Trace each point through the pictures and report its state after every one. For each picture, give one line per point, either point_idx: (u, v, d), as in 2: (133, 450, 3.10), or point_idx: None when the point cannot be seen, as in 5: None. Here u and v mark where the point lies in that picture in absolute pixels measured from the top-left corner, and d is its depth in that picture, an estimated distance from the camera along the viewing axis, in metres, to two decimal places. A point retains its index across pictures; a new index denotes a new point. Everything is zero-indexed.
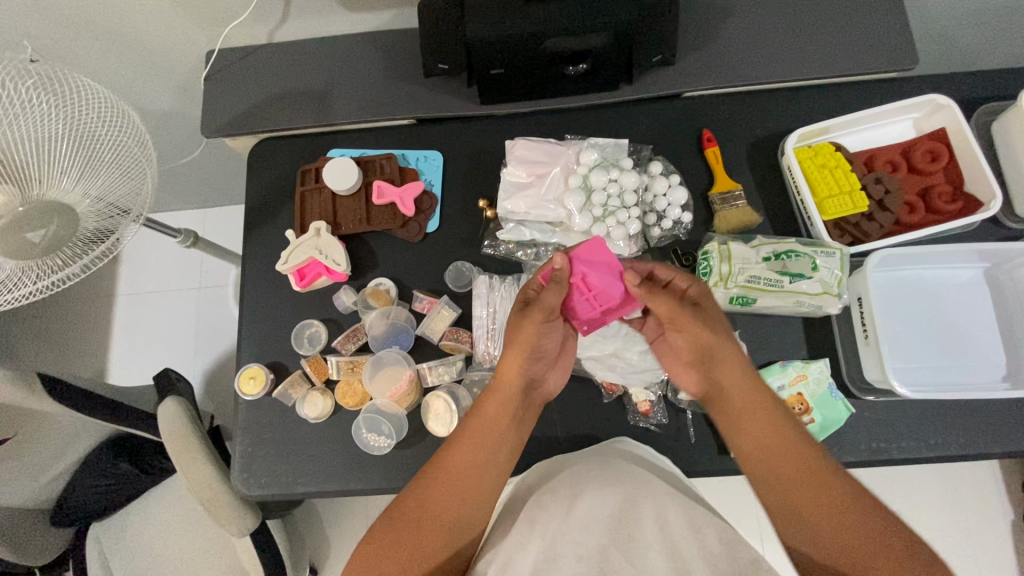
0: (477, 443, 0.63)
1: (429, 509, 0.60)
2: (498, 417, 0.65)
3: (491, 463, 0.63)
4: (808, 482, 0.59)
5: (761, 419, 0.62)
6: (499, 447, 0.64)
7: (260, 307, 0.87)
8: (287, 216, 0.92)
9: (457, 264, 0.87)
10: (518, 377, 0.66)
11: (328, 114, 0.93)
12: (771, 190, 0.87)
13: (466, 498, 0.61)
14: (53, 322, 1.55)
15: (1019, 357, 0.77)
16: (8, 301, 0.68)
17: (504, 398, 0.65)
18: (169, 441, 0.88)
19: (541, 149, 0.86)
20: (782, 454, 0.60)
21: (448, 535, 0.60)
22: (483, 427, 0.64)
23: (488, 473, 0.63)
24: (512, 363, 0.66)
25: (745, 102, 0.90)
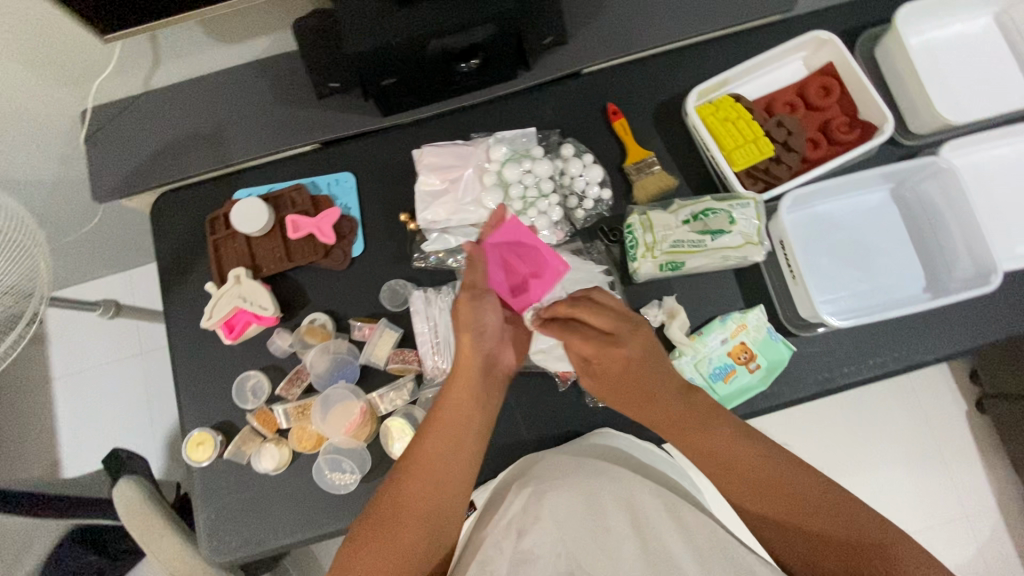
0: (443, 429, 0.65)
1: (404, 499, 0.62)
2: (459, 402, 0.66)
3: (459, 447, 0.65)
4: (770, 494, 0.60)
5: (699, 439, 0.64)
6: (471, 431, 0.66)
7: (193, 369, 0.84)
8: (202, 266, 0.87)
9: (391, 284, 0.84)
10: (473, 359, 0.67)
11: (228, 156, 0.89)
12: (682, 149, 0.88)
13: (440, 485, 0.63)
14: None
15: (933, 266, 0.82)
16: None
17: (465, 384, 0.67)
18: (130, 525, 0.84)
19: (449, 152, 0.81)
20: (738, 461, 0.62)
21: (427, 522, 0.61)
22: (452, 413, 0.66)
23: (456, 455, 0.65)
24: (465, 348, 0.68)
25: (642, 69, 0.91)
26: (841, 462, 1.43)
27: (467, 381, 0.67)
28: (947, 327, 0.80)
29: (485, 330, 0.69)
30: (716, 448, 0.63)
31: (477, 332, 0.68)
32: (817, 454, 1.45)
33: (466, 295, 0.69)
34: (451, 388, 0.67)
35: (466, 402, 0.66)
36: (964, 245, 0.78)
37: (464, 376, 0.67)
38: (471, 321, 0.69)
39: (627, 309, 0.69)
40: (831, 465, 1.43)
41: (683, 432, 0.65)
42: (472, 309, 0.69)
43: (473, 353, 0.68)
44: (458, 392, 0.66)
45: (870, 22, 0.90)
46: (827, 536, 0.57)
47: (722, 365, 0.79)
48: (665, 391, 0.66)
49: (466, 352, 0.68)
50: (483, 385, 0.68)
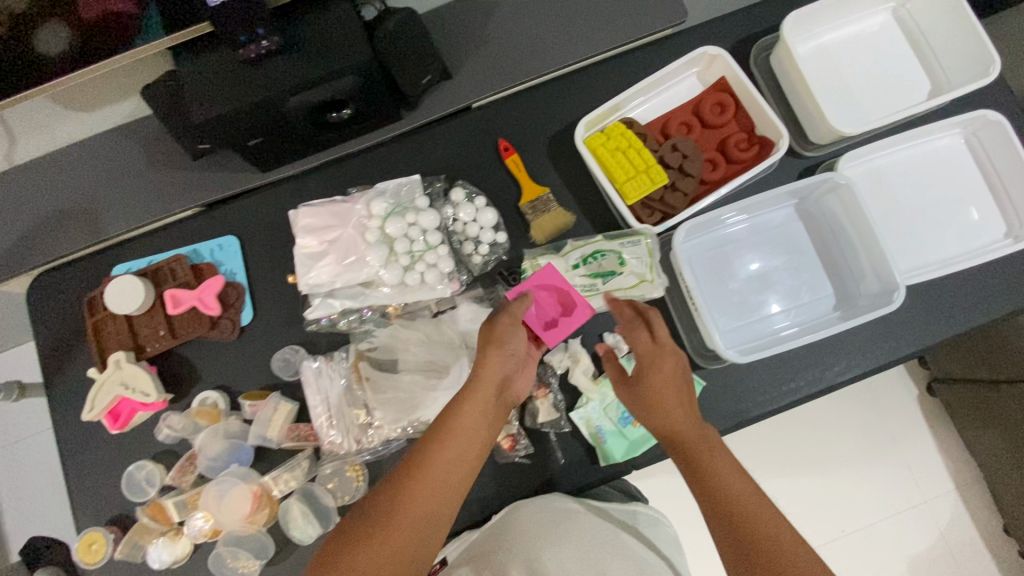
0: (458, 440, 0.58)
1: (402, 505, 0.54)
2: (481, 416, 0.60)
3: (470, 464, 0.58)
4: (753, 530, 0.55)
5: (699, 453, 0.60)
6: (479, 452, 0.59)
7: (83, 462, 0.79)
8: (85, 350, 0.82)
9: (283, 352, 0.80)
10: (495, 374, 0.61)
11: (102, 229, 0.84)
12: (578, 181, 0.84)
13: (444, 502, 0.55)
14: None
15: (841, 282, 0.79)
16: None
17: (485, 399, 0.60)
18: None
19: (325, 211, 0.76)
20: (726, 484, 0.58)
21: (416, 537, 0.53)
22: (464, 428, 0.58)
23: (465, 473, 0.57)
24: (491, 361, 0.62)
25: (533, 99, 0.87)
26: (798, 460, 1.42)
27: (484, 393, 0.60)
28: (862, 344, 0.77)
29: (512, 352, 0.64)
30: (710, 467, 0.59)
31: (503, 351, 0.63)
32: (772, 455, 1.43)
33: (506, 317, 0.66)
34: (467, 400, 0.60)
35: (481, 419, 0.59)
36: (870, 264, 0.76)
37: (482, 391, 0.60)
38: (501, 340, 0.64)
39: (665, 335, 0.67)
40: (787, 464, 1.41)
41: (685, 449, 0.61)
42: (509, 329, 0.65)
43: (496, 369, 0.62)
44: (470, 409, 0.59)
45: (765, 30, 0.86)
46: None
47: None
48: (683, 407, 0.63)
49: (486, 366, 0.62)
50: (496, 404, 0.62)
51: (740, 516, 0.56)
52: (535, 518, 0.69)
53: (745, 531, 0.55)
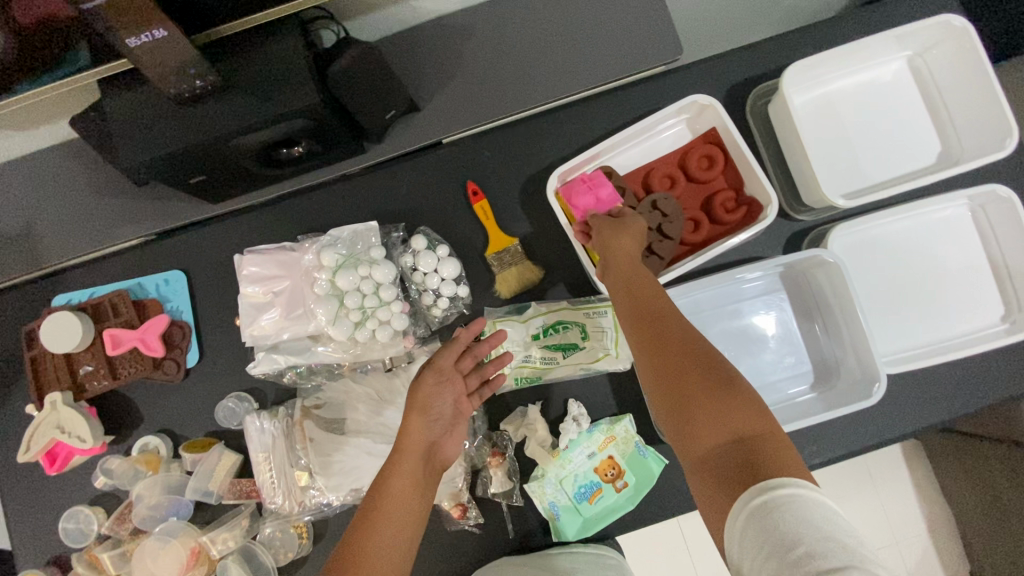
0: (392, 516, 0.54)
1: None
2: (409, 487, 0.56)
3: (406, 540, 0.54)
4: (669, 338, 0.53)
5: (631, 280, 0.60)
6: (417, 523, 0.55)
7: (21, 500, 0.76)
8: (23, 385, 0.78)
9: (226, 401, 0.76)
10: (418, 439, 0.58)
11: (41, 256, 0.79)
12: (550, 232, 0.78)
13: None
14: None
15: (822, 361, 0.75)
16: None
17: (411, 468, 0.57)
18: None
19: (273, 259, 0.71)
20: (651, 301, 0.57)
21: None
22: (398, 501, 0.55)
23: (404, 549, 0.53)
24: (410, 427, 0.59)
25: (507, 137, 0.80)
26: None
27: (410, 461, 0.57)
28: (838, 430, 0.72)
29: (438, 414, 0.61)
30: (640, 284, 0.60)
31: (427, 411, 0.60)
32: None
33: (431, 376, 0.62)
34: (398, 468, 0.57)
35: (411, 489, 0.56)
36: (853, 348, 0.71)
37: (404, 460, 0.57)
38: (427, 403, 0.61)
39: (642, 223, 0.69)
40: None
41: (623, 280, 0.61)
42: (431, 389, 0.61)
43: (419, 433, 0.59)
44: (401, 478, 0.56)
45: (766, 74, 0.79)
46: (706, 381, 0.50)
47: (587, 483, 0.72)
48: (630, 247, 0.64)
49: (410, 433, 0.58)
50: (426, 471, 0.58)
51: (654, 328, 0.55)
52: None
53: (658, 336, 0.54)
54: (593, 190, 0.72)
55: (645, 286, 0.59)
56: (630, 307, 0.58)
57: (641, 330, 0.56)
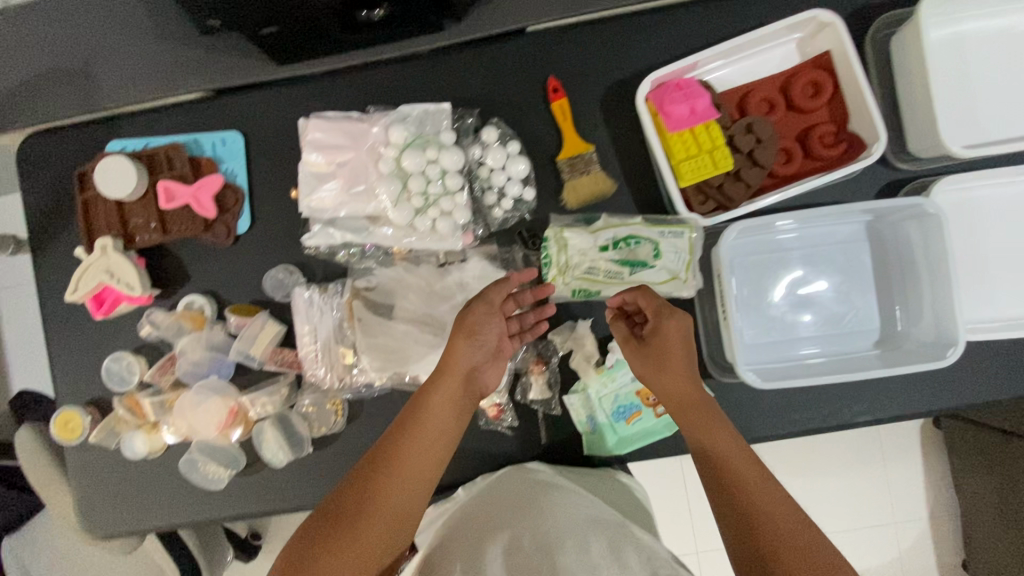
0: (425, 436, 0.58)
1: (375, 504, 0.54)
2: (444, 409, 0.59)
3: (435, 458, 0.58)
4: (740, 483, 0.54)
5: (698, 405, 0.59)
6: (446, 445, 0.59)
7: (66, 339, 0.77)
8: (75, 227, 0.77)
9: (275, 272, 0.75)
10: (461, 366, 0.61)
11: (97, 97, 0.75)
12: (628, 145, 0.73)
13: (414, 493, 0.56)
14: None
15: (891, 320, 0.71)
16: None
17: (450, 391, 0.60)
18: (31, 467, 0.91)
19: (339, 127, 0.67)
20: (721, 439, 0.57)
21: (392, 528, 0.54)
22: (435, 420, 0.58)
23: (430, 465, 0.57)
24: (455, 353, 0.61)
25: (598, 35, 0.74)
26: (785, 469, 1.35)
27: (449, 385, 0.60)
28: (894, 391, 0.70)
29: (482, 344, 0.62)
30: (705, 414, 0.59)
31: (473, 341, 0.61)
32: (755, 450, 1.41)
33: (481, 305, 0.63)
34: (438, 388, 0.60)
35: (447, 412, 0.59)
36: (930, 301, 0.67)
37: (445, 383, 0.60)
38: (474, 329, 0.62)
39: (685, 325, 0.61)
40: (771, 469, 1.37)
41: (690, 405, 0.59)
42: (480, 318, 0.62)
43: (463, 360, 0.61)
44: (441, 400, 0.59)
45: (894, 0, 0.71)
46: (777, 530, 0.50)
47: (627, 405, 0.71)
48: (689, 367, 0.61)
49: (454, 358, 0.60)
50: (463, 398, 0.61)
51: (727, 472, 0.55)
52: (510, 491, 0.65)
53: (731, 483, 0.54)
54: (691, 100, 0.67)
55: (713, 420, 0.58)
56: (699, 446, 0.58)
57: (713, 469, 0.56)
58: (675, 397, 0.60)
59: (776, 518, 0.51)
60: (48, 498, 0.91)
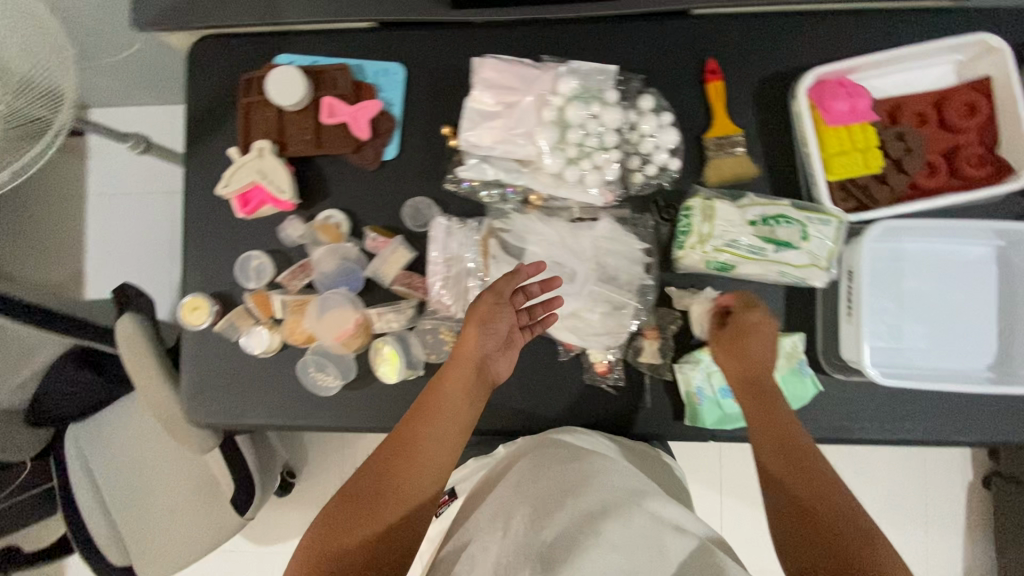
0: (436, 417, 0.64)
1: (388, 479, 0.60)
2: (455, 392, 0.65)
3: (445, 439, 0.63)
4: (800, 475, 0.60)
5: (768, 401, 0.65)
6: (456, 427, 0.64)
7: (204, 232, 0.81)
8: (232, 129, 0.82)
9: (414, 201, 0.79)
10: (472, 353, 0.66)
11: (276, 10, 0.79)
12: (774, 137, 0.76)
13: (422, 471, 0.61)
14: (42, 223, 1.58)
15: (1010, 348, 0.72)
16: None
17: (461, 375, 0.66)
18: (130, 353, 0.95)
19: (512, 71, 0.71)
20: (785, 434, 0.63)
21: (401, 504, 0.59)
22: (450, 401, 0.64)
23: (440, 448, 0.63)
24: (467, 340, 0.67)
25: (760, 28, 0.77)
26: None
27: (460, 370, 0.66)
28: (995, 414, 0.72)
29: (494, 331, 0.68)
30: (775, 413, 0.64)
31: (485, 329, 0.67)
32: None
33: (490, 296, 0.68)
34: (450, 373, 0.66)
35: (458, 398, 0.65)
36: None
37: (457, 366, 0.66)
38: (484, 317, 0.67)
39: (764, 323, 0.68)
40: None
41: (762, 402, 0.66)
42: (489, 308, 0.68)
43: (475, 346, 0.66)
44: (454, 383, 0.65)
45: None
46: (830, 517, 0.56)
47: None
48: (765, 365, 0.67)
49: (466, 344, 0.66)
50: (472, 385, 0.66)
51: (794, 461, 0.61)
52: (547, 452, 0.68)
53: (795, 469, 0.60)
54: (852, 99, 0.71)
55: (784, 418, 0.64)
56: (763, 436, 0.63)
57: (777, 457, 0.61)
58: (746, 389, 0.67)
59: (834, 511, 0.57)
60: (143, 385, 0.95)
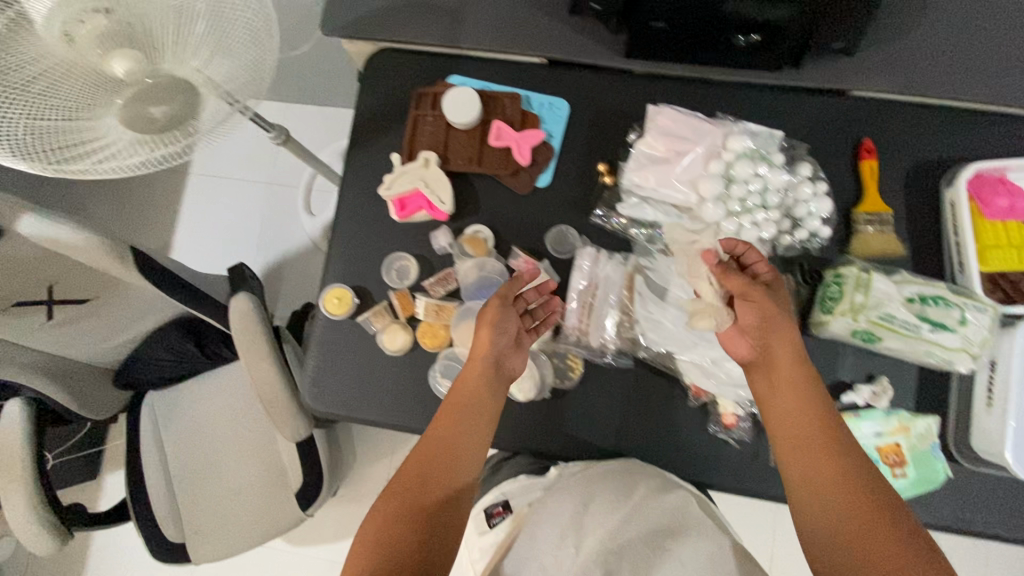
0: (460, 413, 0.67)
1: (424, 478, 0.63)
2: (475, 388, 0.68)
3: (470, 431, 0.67)
4: (830, 464, 0.61)
5: (792, 381, 0.65)
6: (479, 417, 0.68)
7: (354, 228, 0.85)
8: (397, 137, 0.86)
9: (562, 228, 0.82)
10: (485, 352, 0.70)
11: (459, 35, 0.85)
12: (920, 220, 0.78)
13: (452, 464, 0.65)
14: (143, 193, 1.64)
15: None
16: (112, 170, 0.64)
17: (478, 371, 0.70)
18: (241, 332, 0.96)
19: (686, 122, 0.76)
20: (809, 417, 0.64)
21: (441, 499, 0.63)
22: (468, 393, 0.68)
23: (467, 439, 0.66)
24: (481, 341, 0.71)
25: (916, 117, 0.80)
26: None
27: (477, 370, 0.69)
28: None
29: (505, 330, 0.72)
30: (802, 399, 0.64)
31: (499, 330, 0.71)
32: None
33: (498, 300, 0.73)
34: (467, 373, 0.69)
35: (479, 392, 0.68)
36: None
37: (472, 364, 0.69)
38: (495, 320, 0.71)
39: (772, 279, 0.69)
40: None
41: (789, 385, 0.65)
42: (499, 311, 0.72)
43: (489, 346, 0.70)
44: (471, 379, 0.69)
45: None
46: (865, 509, 0.58)
47: None
48: (789, 343, 0.66)
49: (481, 344, 0.70)
50: (491, 380, 0.70)
51: (820, 446, 0.62)
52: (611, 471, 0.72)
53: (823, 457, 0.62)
54: (1013, 197, 0.74)
55: (805, 400, 0.64)
56: (789, 423, 0.64)
57: (807, 445, 0.63)
58: (768, 368, 0.67)
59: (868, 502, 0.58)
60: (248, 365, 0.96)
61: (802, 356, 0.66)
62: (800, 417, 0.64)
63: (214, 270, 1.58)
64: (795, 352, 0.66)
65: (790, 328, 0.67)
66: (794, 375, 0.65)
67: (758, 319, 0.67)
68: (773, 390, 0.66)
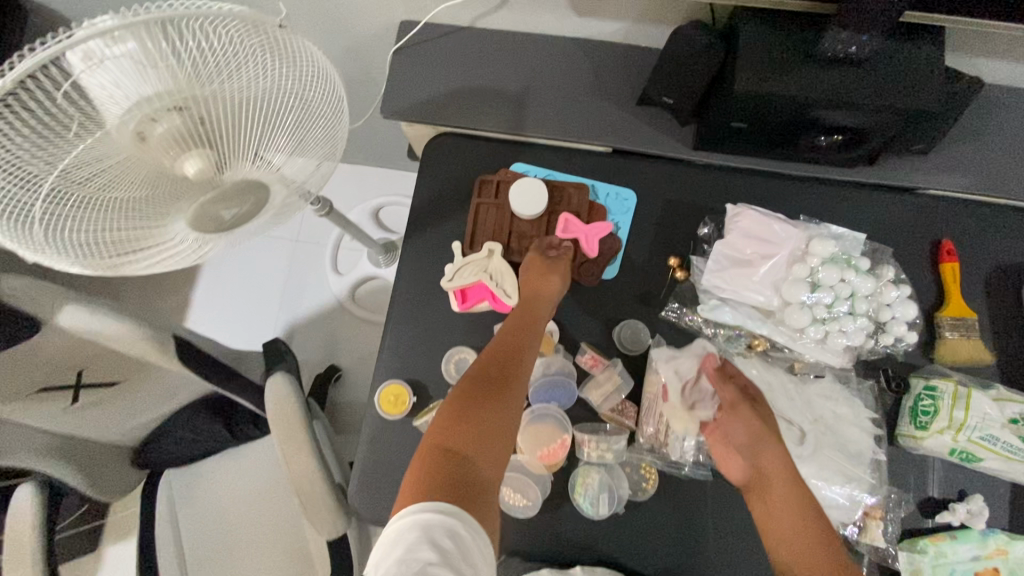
0: (499, 363, 0.67)
1: (454, 426, 0.61)
2: (519, 338, 0.70)
3: (511, 376, 0.66)
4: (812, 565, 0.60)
5: (782, 498, 0.64)
6: (521, 364, 0.68)
7: (409, 318, 0.81)
8: (456, 223, 0.83)
9: (634, 324, 0.78)
10: (533, 296, 0.74)
11: (523, 121, 0.83)
12: (1004, 326, 0.75)
13: (491, 408, 0.63)
14: None
15: None
16: (158, 266, 0.61)
17: (526, 317, 0.73)
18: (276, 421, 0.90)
19: (767, 225, 0.75)
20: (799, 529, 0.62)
21: (469, 448, 0.59)
22: (506, 349, 0.69)
23: (508, 384, 0.65)
24: (531, 282, 0.75)
25: (994, 217, 0.78)
26: None
27: (523, 316, 0.73)
28: None
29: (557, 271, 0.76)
30: (795, 515, 0.63)
31: (547, 272, 0.76)
32: None
33: (549, 245, 0.78)
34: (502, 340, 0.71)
35: (522, 338, 0.70)
36: None
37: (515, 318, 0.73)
38: (547, 260, 0.77)
39: (757, 394, 0.71)
40: None
41: (777, 502, 0.64)
42: (551, 252, 0.77)
43: (539, 286, 0.75)
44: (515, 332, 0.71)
45: None
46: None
47: None
48: (772, 455, 0.66)
49: (525, 297, 0.74)
50: (534, 331, 0.71)
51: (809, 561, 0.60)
52: None
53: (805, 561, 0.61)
54: None
55: (798, 515, 0.63)
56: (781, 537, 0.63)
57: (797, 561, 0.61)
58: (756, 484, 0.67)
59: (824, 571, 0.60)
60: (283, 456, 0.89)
61: (794, 471, 0.66)
62: (792, 531, 0.62)
63: (233, 329, 1.52)
64: (784, 464, 0.66)
65: (777, 442, 0.67)
66: (786, 492, 0.64)
67: (744, 434, 0.68)
68: (767, 508, 0.65)
